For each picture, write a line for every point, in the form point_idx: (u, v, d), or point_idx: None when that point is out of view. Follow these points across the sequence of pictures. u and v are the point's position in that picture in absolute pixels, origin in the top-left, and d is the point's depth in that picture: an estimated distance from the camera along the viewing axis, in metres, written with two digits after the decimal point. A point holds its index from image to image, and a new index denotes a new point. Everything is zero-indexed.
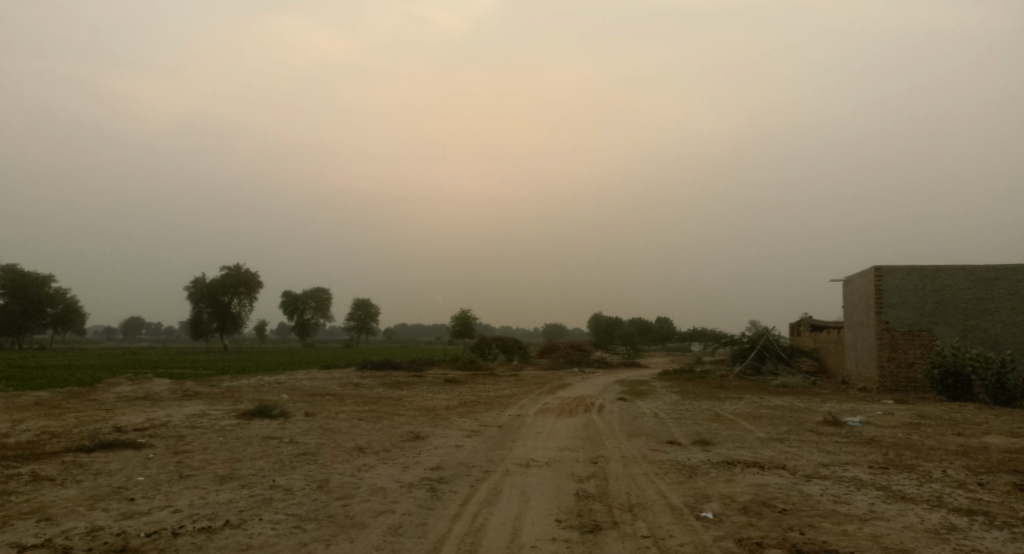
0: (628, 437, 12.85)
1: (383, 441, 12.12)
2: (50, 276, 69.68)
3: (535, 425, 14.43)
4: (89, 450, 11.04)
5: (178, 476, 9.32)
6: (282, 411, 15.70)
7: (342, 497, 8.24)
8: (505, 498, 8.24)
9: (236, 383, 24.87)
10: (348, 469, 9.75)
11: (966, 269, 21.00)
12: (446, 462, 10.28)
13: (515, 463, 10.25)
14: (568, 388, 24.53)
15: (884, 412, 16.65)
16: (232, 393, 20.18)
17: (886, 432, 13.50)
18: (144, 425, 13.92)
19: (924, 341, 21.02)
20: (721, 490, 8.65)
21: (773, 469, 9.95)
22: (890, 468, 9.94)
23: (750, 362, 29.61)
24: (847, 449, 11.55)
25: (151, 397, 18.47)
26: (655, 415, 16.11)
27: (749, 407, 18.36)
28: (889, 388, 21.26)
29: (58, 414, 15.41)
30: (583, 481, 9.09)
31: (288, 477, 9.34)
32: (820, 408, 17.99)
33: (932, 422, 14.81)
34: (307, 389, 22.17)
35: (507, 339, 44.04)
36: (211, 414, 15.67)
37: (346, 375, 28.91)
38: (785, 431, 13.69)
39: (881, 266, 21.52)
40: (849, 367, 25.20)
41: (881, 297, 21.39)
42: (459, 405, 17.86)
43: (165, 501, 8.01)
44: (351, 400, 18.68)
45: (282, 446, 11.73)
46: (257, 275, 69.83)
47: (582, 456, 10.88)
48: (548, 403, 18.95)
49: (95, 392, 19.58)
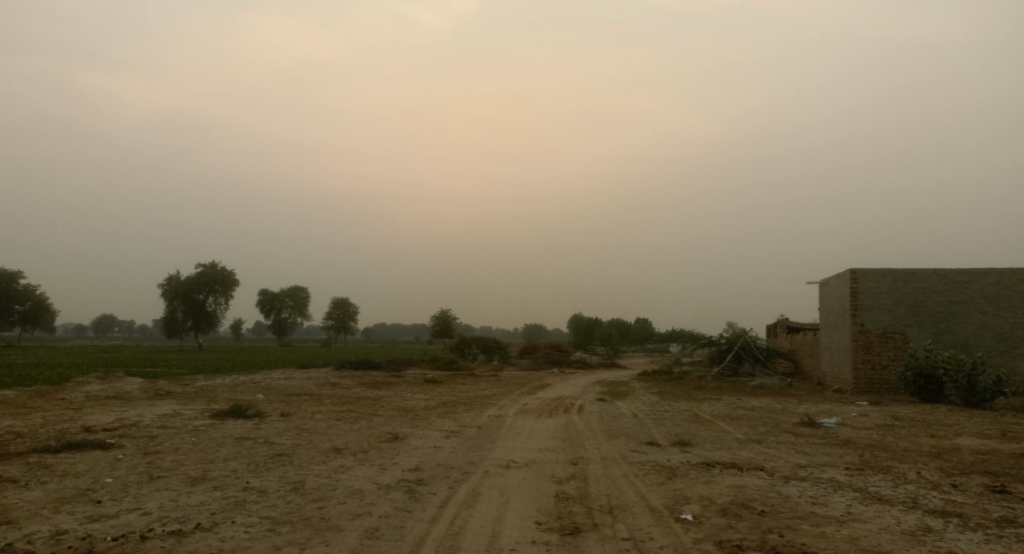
0: (608, 438, 12.81)
1: (360, 442, 11.96)
2: (20, 272, 68.27)
3: (514, 425, 14.34)
4: (56, 451, 10.76)
5: (148, 478, 9.10)
6: (256, 411, 15.45)
7: (318, 499, 8.09)
8: (485, 500, 8.15)
9: (210, 382, 24.48)
10: (324, 471, 9.59)
11: (939, 273, 21.28)
12: (424, 463, 10.15)
13: (494, 464, 10.16)
14: (548, 389, 24.48)
15: (860, 414, 16.79)
16: (206, 393, 19.84)
17: (862, 433, 13.60)
18: (114, 425, 13.62)
19: (898, 343, 21.27)
20: (701, 492, 8.64)
21: (752, 470, 9.97)
22: (867, 470, 10.00)
23: (728, 363, 29.78)
24: (824, 451, 11.61)
25: (123, 396, 18.10)
26: (634, 416, 16.10)
27: (727, 408, 18.43)
28: (864, 390, 21.47)
29: (25, 414, 15.05)
30: (562, 483, 9.02)
31: (262, 478, 9.16)
32: (796, 410, 18.11)
33: (906, 423, 14.96)
34: (283, 389, 21.90)
35: (486, 339, 43.88)
36: (184, 414, 15.39)
37: (324, 375, 28.60)
38: (763, 432, 13.74)
39: (856, 269, 21.73)
40: (825, 369, 25.42)
41: (856, 300, 21.58)
42: (437, 406, 17.72)
43: (134, 504, 7.81)
44: (328, 400, 18.47)
45: (257, 446, 11.53)
46: (233, 273, 69.01)
47: (562, 457, 10.83)
48: (527, 403, 18.87)
49: (65, 391, 19.18)
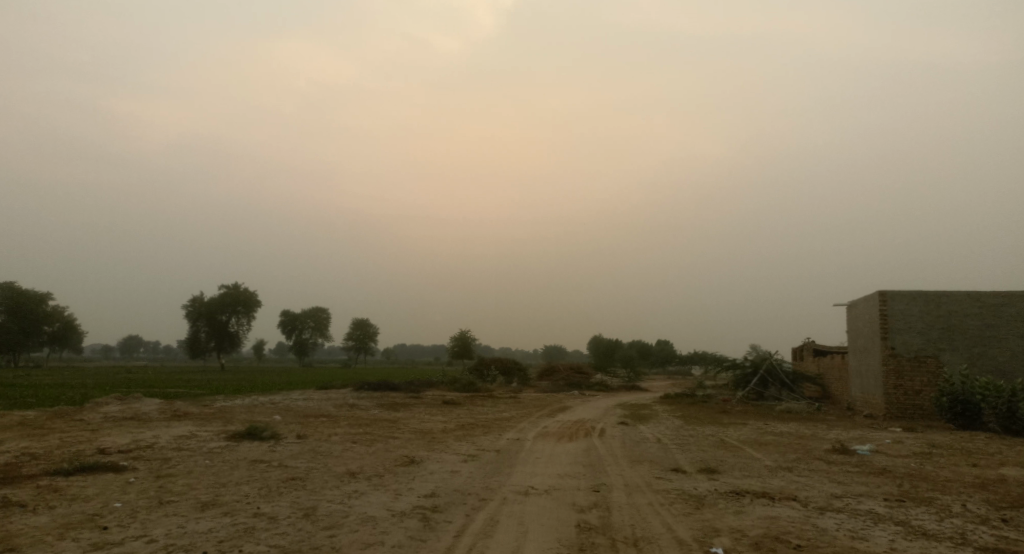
0: (631, 464, 12.36)
1: (376, 466, 11.64)
2: (49, 293, 68.95)
3: (534, 450, 13.96)
4: (67, 473, 10.57)
5: (158, 503, 8.85)
6: (272, 433, 15.21)
7: (329, 527, 7.77)
8: (503, 530, 7.78)
9: (229, 403, 24.30)
10: (337, 496, 9.28)
11: (972, 295, 20.65)
12: (440, 489, 9.80)
13: (513, 491, 9.76)
14: (568, 412, 24.03)
15: (894, 441, 16.15)
16: (224, 415, 19.64)
17: (898, 461, 13.03)
18: (129, 447, 13.45)
19: (931, 368, 20.55)
20: (731, 523, 8.19)
21: (784, 500, 9.49)
22: (907, 501, 9.47)
23: (753, 388, 29.13)
24: (860, 480, 11.05)
25: (139, 417, 17.95)
26: (658, 441, 15.63)
27: (754, 434, 17.85)
28: (896, 415, 20.74)
29: (41, 435, 14.92)
30: (584, 512, 8.62)
31: (273, 504, 8.86)
32: (826, 436, 17.49)
33: (944, 451, 14.32)
34: (301, 410, 21.68)
35: (506, 361, 43.44)
36: (199, 436, 15.19)
37: (342, 397, 28.34)
38: (794, 460, 13.19)
39: (885, 290, 21.12)
40: (854, 394, 24.68)
41: (886, 323, 20.94)
42: (455, 428, 17.39)
43: (141, 530, 7.54)
44: (345, 422, 18.23)
45: (270, 470, 11.25)
46: (256, 294, 69.39)
47: (583, 484, 10.40)
48: (547, 426, 18.46)
49: (83, 412, 19.09)
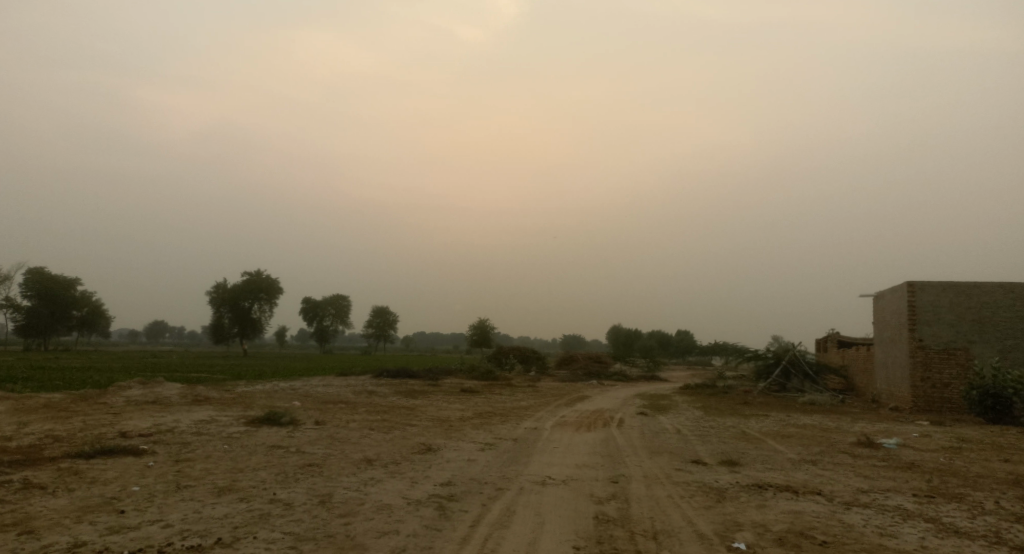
0: (650, 454, 12.19)
1: (393, 453, 11.59)
2: (77, 280, 70.22)
3: (552, 439, 13.82)
4: (87, 456, 10.63)
5: (175, 487, 8.85)
6: (291, 419, 15.23)
7: (344, 514, 7.70)
8: (519, 520, 7.65)
9: (250, 388, 24.49)
10: (354, 483, 9.22)
11: (1005, 287, 20.11)
12: (457, 478, 9.69)
13: (530, 481, 9.63)
14: (587, 400, 23.83)
15: (922, 434, 15.79)
16: (244, 400, 19.76)
17: (926, 456, 12.72)
18: (149, 430, 13.52)
19: (961, 360, 20.07)
20: (754, 517, 8.00)
21: (808, 494, 9.27)
22: (936, 497, 9.21)
23: (775, 379, 28.75)
24: (887, 475, 10.77)
25: (161, 401, 18.10)
26: (678, 432, 15.44)
27: (776, 426, 17.56)
28: (923, 409, 20.30)
29: (64, 418, 15.08)
30: (603, 503, 8.48)
31: (290, 490, 8.82)
32: (851, 429, 17.15)
33: (974, 446, 13.96)
34: (320, 396, 21.72)
35: (525, 349, 43.34)
36: (219, 421, 15.26)
37: (362, 383, 28.41)
38: (819, 453, 12.93)
39: (914, 281, 20.64)
40: (879, 386, 24.20)
41: (914, 314, 20.48)
42: (473, 416, 17.30)
43: (156, 515, 7.52)
44: (364, 408, 18.24)
45: (288, 456, 11.22)
46: (278, 281, 69.90)
47: (602, 475, 10.25)
48: (565, 415, 18.33)
49: (106, 395, 19.30)
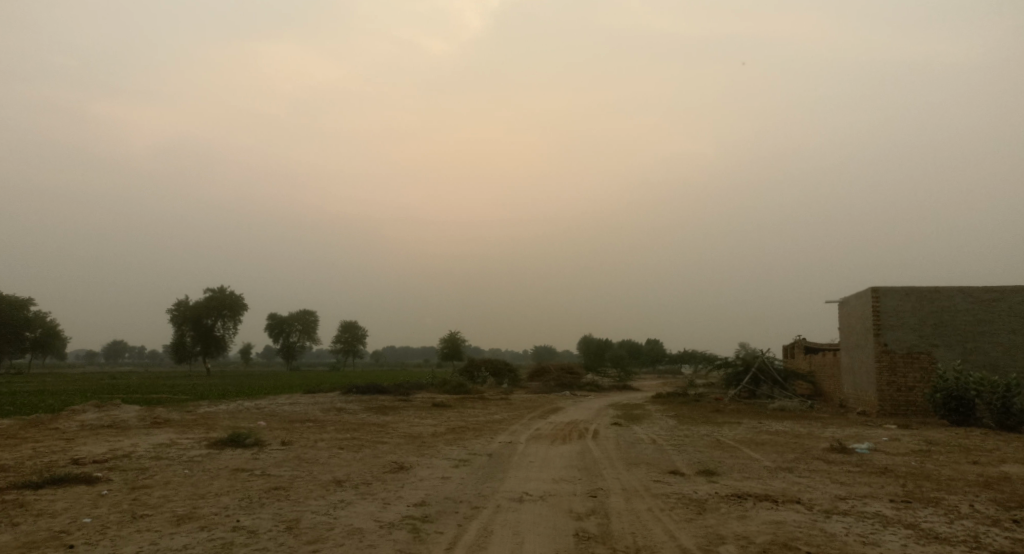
0: (627, 466, 11.99)
1: (363, 473, 11.20)
2: (29, 299, 67.86)
3: (527, 453, 13.54)
4: (35, 486, 10.04)
5: (130, 517, 8.36)
6: (256, 440, 14.70)
7: (312, 541, 7.31)
8: (497, 540, 7.35)
9: (213, 409, 23.73)
10: (322, 507, 8.82)
11: (964, 290, 20.45)
12: (431, 498, 9.35)
13: (506, 498, 9.33)
14: (561, 412, 23.62)
15: (891, 438, 15.87)
16: (207, 421, 19.10)
17: (898, 460, 12.74)
18: (105, 456, 12.91)
19: (925, 364, 20.34)
20: (736, 529, 7.82)
21: (788, 503, 9.14)
22: (914, 502, 9.15)
23: (745, 386, 28.88)
24: (863, 481, 10.72)
25: (118, 425, 17.37)
26: (653, 442, 15.29)
27: (750, 433, 17.54)
28: (890, 412, 20.48)
29: (14, 445, 14.36)
30: (582, 519, 8.21)
31: (254, 516, 8.40)
32: (823, 434, 17.20)
33: (942, 449, 14.06)
34: (287, 415, 21.10)
35: (496, 362, 42.93)
36: (180, 444, 14.67)
37: (330, 400, 27.80)
38: (793, 460, 12.85)
39: (877, 286, 20.90)
40: (847, 391, 24.41)
41: (878, 319, 20.71)
42: (446, 432, 16.93)
43: (110, 548, 7.06)
44: (332, 427, 17.77)
45: (252, 479, 10.76)
46: (242, 298, 68.42)
47: (579, 489, 9.99)
48: (540, 428, 18.04)
49: (59, 420, 18.47)
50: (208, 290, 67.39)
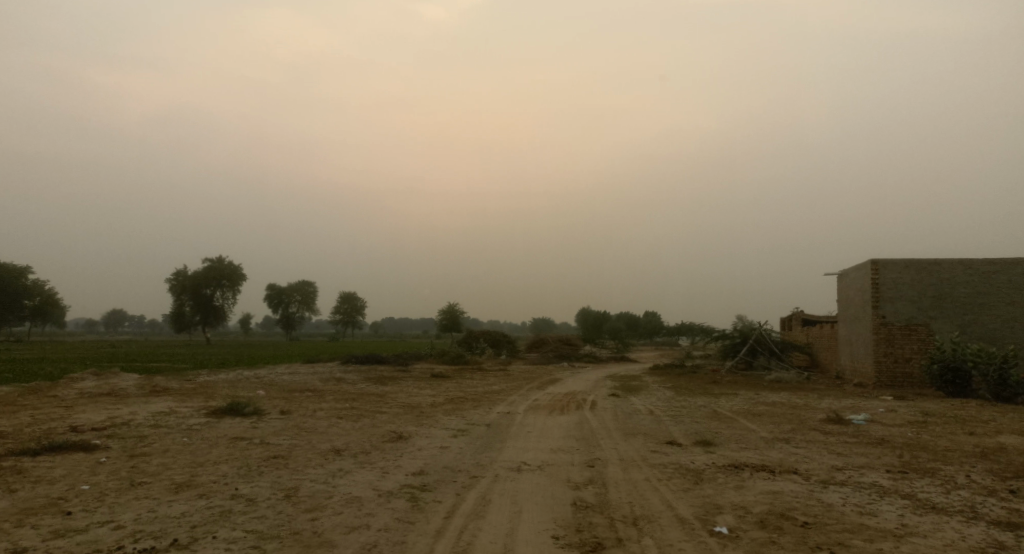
0: (625, 436, 12.02)
1: (362, 442, 11.22)
2: (27, 267, 67.74)
3: (525, 423, 13.57)
4: (34, 453, 10.06)
5: (129, 484, 8.38)
6: (255, 409, 14.73)
7: (310, 509, 7.33)
8: (495, 509, 7.37)
9: (213, 377, 23.79)
10: (320, 475, 8.85)
11: (964, 263, 20.37)
12: (429, 467, 9.37)
13: (505, 468, 9.36)
14: (559, 383, 23.71)
15: (888, 409, 15.93)
16: (206, 389, 19.14)
17: (895, 431, 12.79)
18: (104, 424, 12.92)
19: (922, 336, 20.36)
20: (733, 499, 7.84)
21: (785, 473, 9.17)
22: (911, 473, 9.17)
23: (742, 357, 28.96)
24: (860, 451, 10.76)
25: (117, 393, 17.39)
26: (651, 412, 15.34)
27: (747, 404, 17.59)
28: (886, 384, 20.57)
29: (13, 412, 14.38)
30: (580, 489, 8.24)
31: (252, 484, 8.41)
32: (820, 405, 17.26)
33: (939, 420, 14.11)
34: (286, 385, 21.15)
35: (494, 332, 43.04)
36: (179, 412, 14.69)
37: (329, 370, 27.87)
38: (790, 431, 12.90)
39: (877, 259, 20.83)
40: (844, 362, 24.48)
41: (877, 291, 20.69)
42: (444, 402, 16.98)
43: (108, 515, 7.07)
44: (331, 396, 17.80)
45: (251, 447, 10.78)
46: (240, 268, 68.29)
47: (577, 459, 10.02)
48: (538, 399, 18.09)
49: (58, 388, 18.48)
50: (206, 260, 67.23)
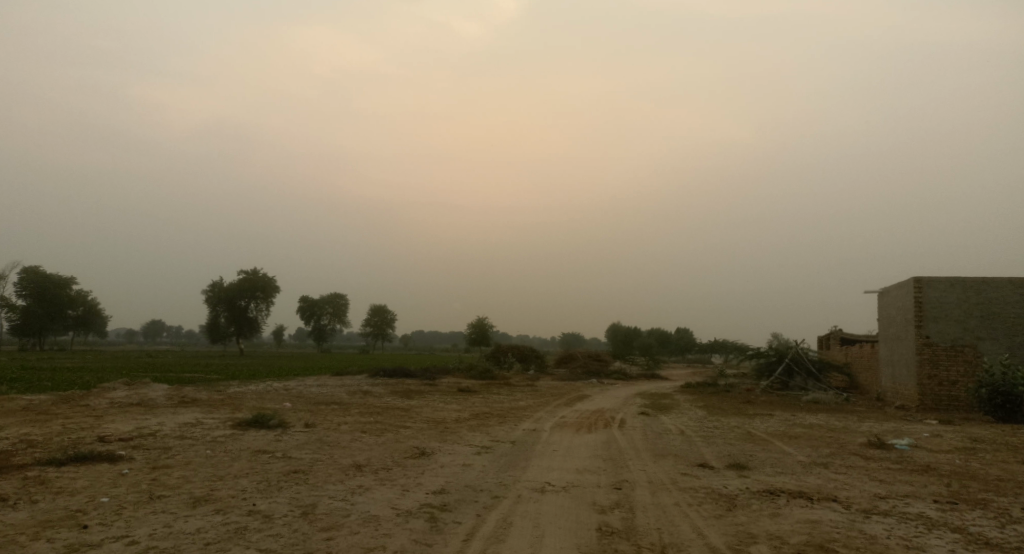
0: (654, 458, 11.62)
1: (384, 458, 11.02)
2: (72, 278, 69.56)
3: (552, 442, 13.24)
4: (59, 463, 10.06)
5: (148, 497, 8.28)
6: (280, 421, 14.64)
7: (327, 528, 7.12)
8: (516, 533, 7.07)
9: (243, 389, 23.85)
10: (340, 492, 8.65)
11: (1014, 282, 19.58)
12: (451, 485, 9.13)
13: (528, 488, 9.06)
14: (587, 400, 23.32)
15: (933, 434, 15.24)
16: (234, 401, 19.17)
17: (941, 457, 12.18)
18: (131, 434, 12.93)
19: (969, 357, 19.53)
20: (768, 528, 7.43)
21: (823, 501, 8.72)
22: (960, 504, 8.64)
23: (777, 376, 28.20)
24: (905, 479, 10.22)
25: (147, 403, 17.49)
26: (682, 433, 14.89)
27: (782, 425, 17.01)
28: (930, 407, 19.76)
29: (44, 421, 14.49)
30: (606, 513, 7.90)
31: (271, 500, 8.25)
32: (859, 428, 16.60)
33: (988, 446, 13.43)
34: (313, 397, 21.11)
35: (523, 348, 42.73)
36: (205, 423, 14.68)
37: (357, 383, 27.84)
38: (829, 455, 12.37)
39: (920, 277, 20.12)
40: (885, 384, 23.64)
41: (920, 311, 19.95)
42: (470, 418, 16.74)
43: (123, 530, 6.93)
44: (357, 409, 17.68)
45: (273, 462, 10.66)
46: (274, 280, 69.16)
47: (603, 481, 9.67)
48: (566, 416, 17.73)
49: (89, 397, 18.66)
50: (242, 272, 68.26)
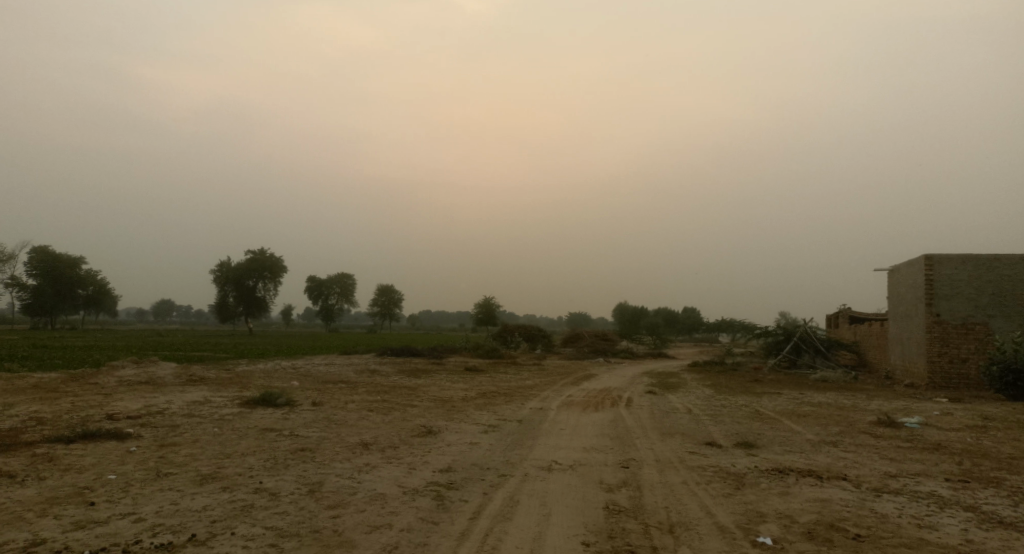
0: (661, 436, 11.57)
1: (391, 436, 11.01)
2: (82, 257, 69.89)
3: (558, 420, 13.20)
4: (67, 441, 10.08)
5: (155, 475, 8.27)
6: (287, 400, 14.66)
7: (333, 506, 7.09)
8: (523, 511, 7.03)
9: (250, 367, 23.90)
10: (347, 470, 8.63)
11: None
12: (458, 463, 9.10)
13: (535, 466, 9.02)
14: (594, 379, 23.28)
15: (943, 412, 15.12)
16: (241, 379, 19.21)
17: (951, 435, 12.07)
18: (138, 412, 12.95)
19: (980, 335, 19.34)
20: (777, 507, 7.36)
21: (833, 480, 8.64)
22: (971, 482, 8.54)
23: (785, 355, 28.09)
24: (915, 457, 10.13)
25: (155, 382, 17.53)
26: (689, 411, 14.81)
27: (791, 404, 16.92)
28: (939, 385, 19.63)
29: (53, 399, 14.55)
30: (613, 491, 7.85)
31: (278, 478, 8.23)
32: (868, 407, 16.49)
33: (999, 425, 13.31)
34: (320, 376, 21.13)
35: (530, 327, 42.69)
36: (213, 401, 14.71)
37: (364, 362, 27.90)
38: (838, 433, 12.29)
39: (932, 254, 19.87)
40: (894, 362, 23.50)
41: (931, 288, 19.74)
42: (477, 396, 16.72)
43: (129, 508, 6.92)
44: (364, 388, 17.70)
45: (280, 439, 10.66)
46: (282, 260, 69.20)
47: (611, 459, 9.61)
48: (572, 394, 17.67)
49: (98, 375, 18.74)
50: (250, 252, 68.35)
